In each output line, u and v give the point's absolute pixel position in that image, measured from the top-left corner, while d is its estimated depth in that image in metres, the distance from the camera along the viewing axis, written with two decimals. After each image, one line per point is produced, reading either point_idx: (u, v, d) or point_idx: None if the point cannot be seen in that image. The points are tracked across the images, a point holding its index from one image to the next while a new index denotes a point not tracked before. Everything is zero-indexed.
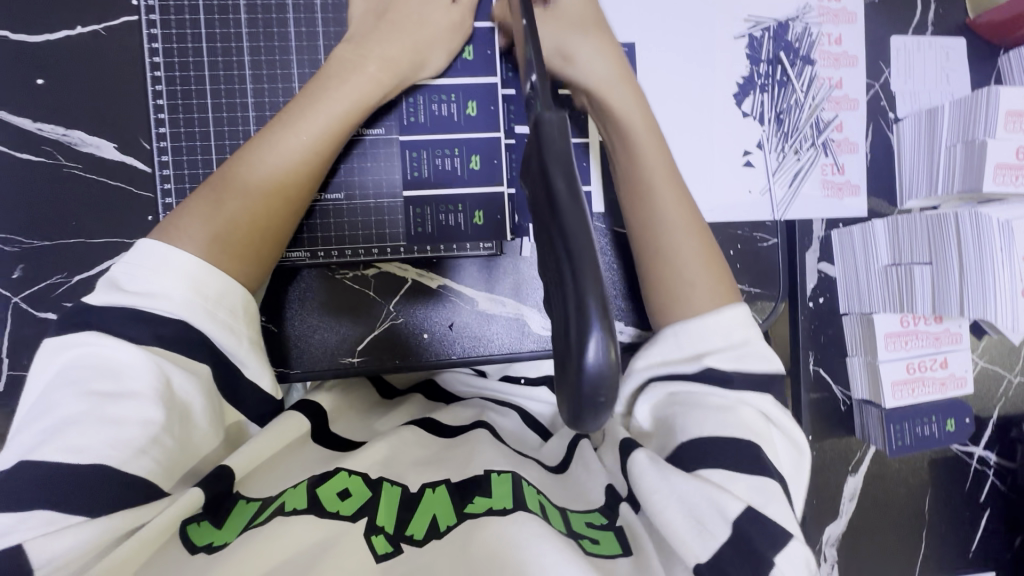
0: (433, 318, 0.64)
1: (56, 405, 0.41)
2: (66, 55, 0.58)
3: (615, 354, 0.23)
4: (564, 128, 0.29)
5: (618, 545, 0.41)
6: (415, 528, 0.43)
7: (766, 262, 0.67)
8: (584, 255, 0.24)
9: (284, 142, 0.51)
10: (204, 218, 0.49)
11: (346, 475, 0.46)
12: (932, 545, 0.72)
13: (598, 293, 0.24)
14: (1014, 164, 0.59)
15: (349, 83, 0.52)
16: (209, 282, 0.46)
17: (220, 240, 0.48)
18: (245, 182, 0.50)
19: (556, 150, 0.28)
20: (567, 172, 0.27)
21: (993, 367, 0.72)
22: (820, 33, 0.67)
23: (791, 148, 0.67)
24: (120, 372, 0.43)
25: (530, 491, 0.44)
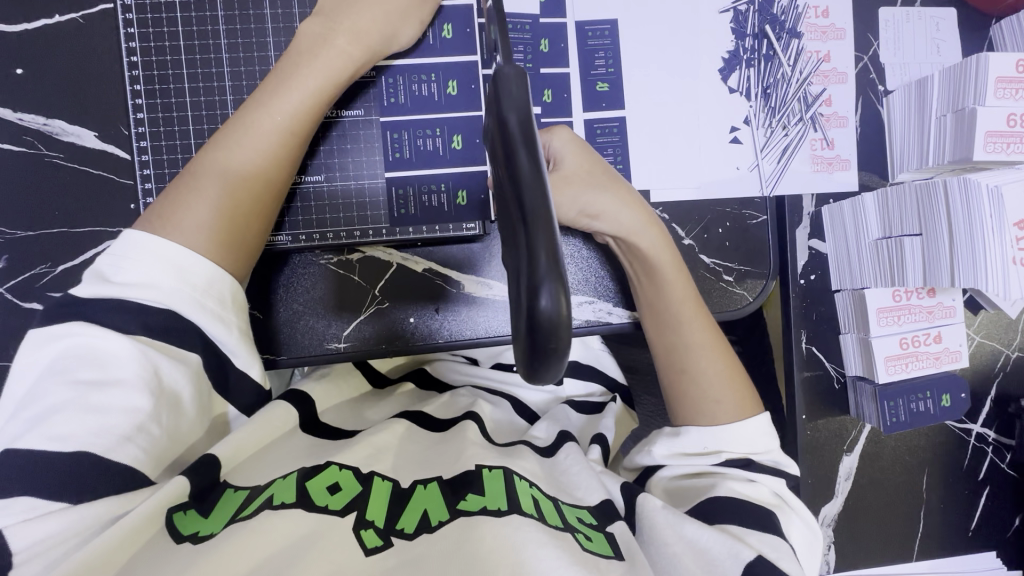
0: (420, 302, 0.64)
1: (36, 394, 0.41)
2: (44, 44, 0.58)
3: (567, 302, 0.23)
4: (522, 81, 0.29)
5: (609, 547, 0.44)
6: (404, 522, 0.42)
7: (755, 239, 0.66)
8: (536, 201, 0.24)
9: (264, 125, 0.50)
10: (190, 206, 0.48)
11: (337, 469, 0.45)
12: (931, 524, 0.71)
13: (550, 242, 0.23)
14: (1005, 132, 0.57)
15: (320, 56, 0.52)
16: (197, 270, 0.46)
17: (207, 225, 0.47)
18: (229, 165, 0.49)
19: (516, 103, 0.27)
20: (525, 121, 0.27)
21: (991, 343, 0.71)
22: (807, 5, 0.66)
23: (779, 124, 0.66)
24: (108, 361, 0.42)
25: (524, 487, 0.46)
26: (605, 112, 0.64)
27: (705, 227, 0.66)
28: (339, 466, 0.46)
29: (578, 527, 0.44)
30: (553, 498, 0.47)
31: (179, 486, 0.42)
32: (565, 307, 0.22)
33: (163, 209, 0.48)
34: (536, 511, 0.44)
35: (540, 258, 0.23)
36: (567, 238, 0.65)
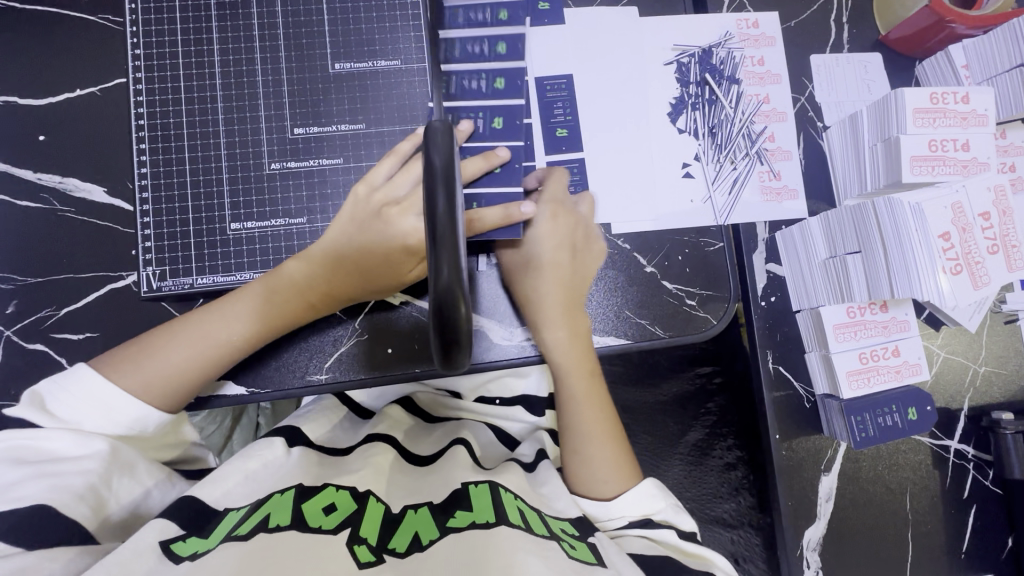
0: (398, 334, 0.67)
1: (65, 436, 0.51)
2: (65, 114, 0.66)
3: (466, 309, 0.30)
4: (449, 134, 0.33)
5: (593, 554, 0.49)
6: (395, 543, 0.49)
7: (713, 265, 0.70)
8: (444, 237, 0.30)
9: (184, 343, 0.58)
10: (184, 330, 0.58)
11: (334, 490, 0.52)
12: (919, 546, 0.70)
13: (453, 262, 0.29)
14: (929, 156, 0.62)
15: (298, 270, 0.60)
16: (79, 383, 0.54)
17: (170, 383, 0.57)
18: (193, 341, 0.57)
19: (445, 154, 0.32)
20: (447, 163, 0.32)
21: (958, 358, 0.72)
22: (743, 56, 0.74)
23: (727, 158, 0.72)
24: (121, 416, 0.55)
25: (509, 498, 0.53)
26: (565, 154, 0.70)
27: (664, 256, 0.70)
28: (336, 487, 0.53)
29: (564, 537, 0.51)
30: (539, 512, 0.53)
31: (163, 524, 0.46)
32: (463, 310, 0.29)
33: (132, 350, 0.57)
34: (523, 522, 0.50)
35: (444, 272, 0.29)
36: None
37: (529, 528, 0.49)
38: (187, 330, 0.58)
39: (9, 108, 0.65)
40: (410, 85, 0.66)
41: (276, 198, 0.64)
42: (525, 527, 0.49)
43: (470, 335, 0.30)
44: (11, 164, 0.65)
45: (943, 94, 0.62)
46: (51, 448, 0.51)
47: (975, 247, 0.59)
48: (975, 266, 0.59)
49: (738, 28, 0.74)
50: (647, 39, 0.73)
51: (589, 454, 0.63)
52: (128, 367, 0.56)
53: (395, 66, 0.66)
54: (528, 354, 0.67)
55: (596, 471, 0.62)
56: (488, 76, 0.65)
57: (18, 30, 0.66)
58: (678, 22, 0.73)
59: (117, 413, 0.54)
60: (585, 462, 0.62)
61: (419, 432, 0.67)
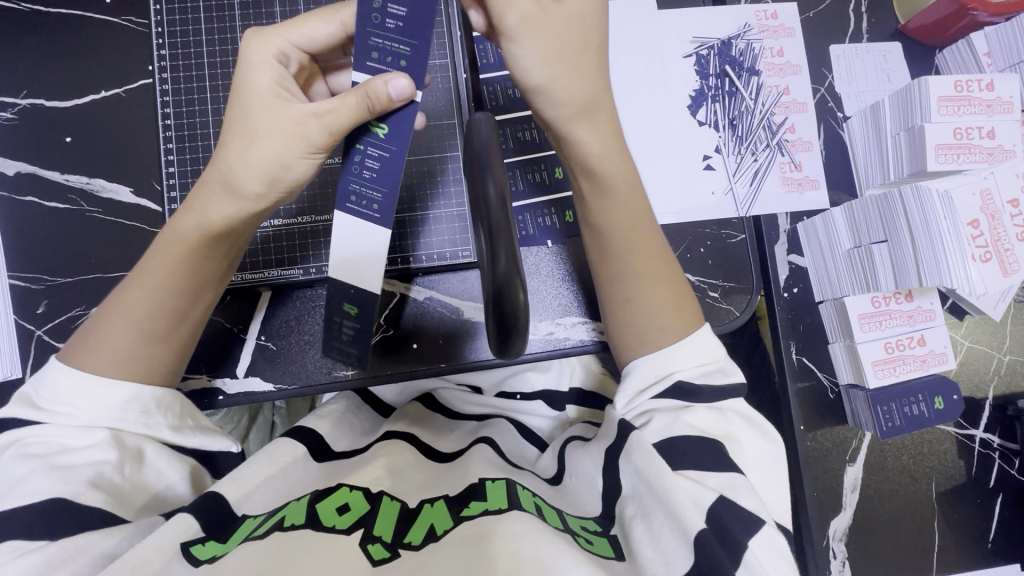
0: (424, 328, 0.67)
1: (67, 427, 0.47)
2: (91, 116, 0.66)
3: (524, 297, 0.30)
4: (493, 126, 0.34)
5: (612, 548, 0.46)
6: (411, 537, 0.48)
7: (736, 257, 0.69)
8: (501, 231, 0.30)
9: (138, 311, 0.52)
10: (135, 300, 0.52)
11: (347, 491, 0.51)
12: (946, 535, 0.70)
13: (509, 249, 0.30)
14: (954, 144, 0.62)
15: (201, 214, 0.51)
16: (64, 383, 0.49)
17: (144, 351, 0.51)
18: (152, 301, 0.52)
19: (489, 145, 0.33)
20: (493, 155, 0.33)
21: (981, 347, 0.72)
22: (763, 47, 0.73)
23: (748, 150, 0.72)
24: (112, 400, 0.49)
25: (526, 494, 0.52)
26: None
27: (687, 248, 0.70)
28: (349, 488, 0.51)
29: (580, 532, 0.48)
30: (557, 509, 0.51)
31: (186, 521, 0.44)
32: (522, 297, 0.30)
33: (90, 336, 0.51)
34: (537, 512, 0.49)
35: (502, 261, 0.30)
36: (558, 266, 0.69)
37: (544, 518, 0.48)
38: (132, 298, 0.52)
39: (36, 110, 0.66)
40: (432, 84, 0.67)
41: (301, 197, 0.65)
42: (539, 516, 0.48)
43: (528, 320, 0.31)
44: (39, 165, 0.66)
45: (968, 82, 0.62)
46: (55, 441, 0.47)
47: (1005, 235, 0.58)
48: (1005, 253, 0.59)
49: (757, 20, 0.74)
50: (666, 32, 0.73)
51: (639, 305, 0.57)
52: (85, 351, 0.50)
53: None
54: (552, 347, 0.67)
55: (652, 323, 0.56)
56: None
57: (42, 32, 0.67)
58: (698, 14, 0.73)
59: (109, 399, 0.48)
60: (641, 318, 0.57)
61: (440, 433, 0.66)
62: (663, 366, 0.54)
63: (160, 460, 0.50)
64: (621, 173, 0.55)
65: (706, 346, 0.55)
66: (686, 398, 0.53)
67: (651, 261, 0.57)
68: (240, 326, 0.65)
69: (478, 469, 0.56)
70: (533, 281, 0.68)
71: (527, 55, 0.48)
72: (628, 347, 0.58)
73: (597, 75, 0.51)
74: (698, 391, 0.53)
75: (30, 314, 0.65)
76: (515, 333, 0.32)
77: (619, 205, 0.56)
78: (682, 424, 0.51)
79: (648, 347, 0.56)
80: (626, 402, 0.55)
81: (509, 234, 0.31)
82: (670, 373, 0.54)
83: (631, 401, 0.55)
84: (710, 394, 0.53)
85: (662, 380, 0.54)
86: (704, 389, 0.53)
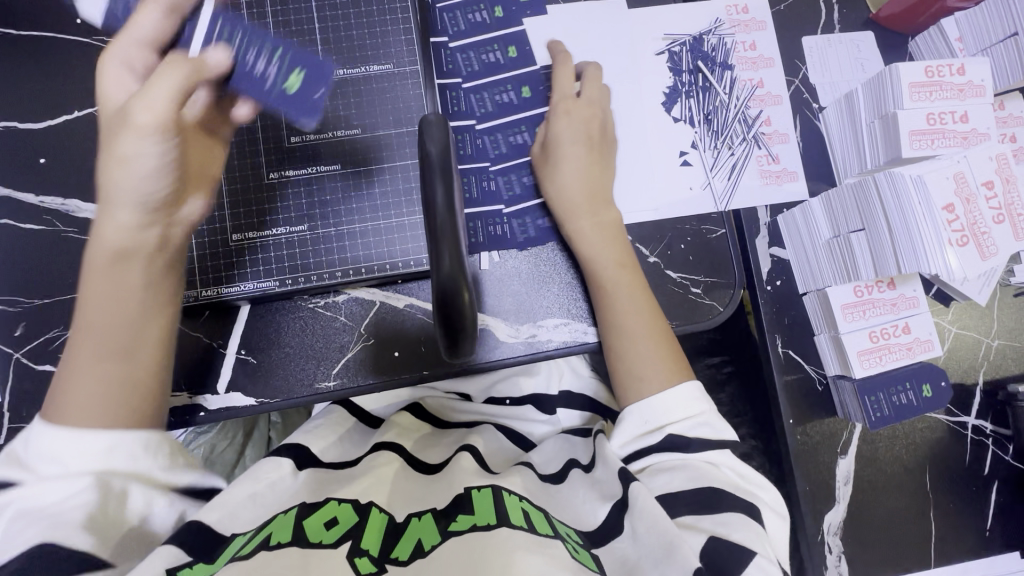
0: (403, 335, 0.67)
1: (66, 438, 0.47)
2: (64, 138, 0.66)
3: (471, 298, 0.30)
4: (444, 126, 0.34)
5: (595, 561, 0.47)
6: (399, 551, 0.48)
7: (717, 252, 0.69)
8: (445, 227, 0.30)
9: (93, 373, 0.50)
10: (80, 369, 0.50)
11: (335, 504, 0.51)
12: (943, 526, 0.69)
13: (453, 251, 0.30)
14: (928, 129, 0.62)
15: (117, 225, 0.53)
16: (65, 452, 0.46)
17: (107, 383, 0.50)
18: (115, 347, 0.51)
19: (440, 144, 0.33)
20: (444, 154, 0.33)
21: (970, 332, 0.71)
22: (734, 41, 0.73)
23: (724, 144, 0.71)
24: (92, 449, 0.47)
25: (513, 499, 0.51)
26: None
27: (667, 244, 0.69)
28: (338, 501, 0.51)
29: (568, 538, 0.48)
30: (544, 512, 0.51)
31: (171, 552, 0.43)
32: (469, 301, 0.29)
33: (53, 419, 0.49)
34: (527, 522, 0.48)
35: (447, 262, 0.30)
36: (538, 268, 0.68)
37: (534, 526, 0.48)
38: (71, 367, 0.51)
39: (10, 133, 0.66)
40: (404, 89, 0.67)
41: (275, 208, 0.64)
42: (529, 527, 0.47)
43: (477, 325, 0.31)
44: (14, 188, 0.66)
45: (937, 67, 0.63)
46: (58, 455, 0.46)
47: (981, 218, 0.58)
48: (982, 237, 0.58)
49: (728, 14, 0.74)
50: (638, 30, 0.73)
51: (628, 354, 0.60)
52: (61, 414, 0.48)
53: (388, 70, 0.67)
54: (535, 349, 0.67)
55: (642, 377, 0.59)
56: (500, 86, 0.69)
57: (14, 54, 0.67)
58: (669, 11, 0.73)
59: (92, 449, 0.47)
60: (629, 366, 0.60)
61: (427, 443, 0.66)
62: (654, 419, 0.57)
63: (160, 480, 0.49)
64: (615, 249, 0.64)
65: (694, 399, 0.58)
66: (678, 449, 0.55)
67: (638, 302, 0.62)
68: (221, 343, 0.65)
69: (465, 479, 0.56)
70: (513, 284, 0.68)
71: (559, 179, 0.65)
72: (625, 391, 0.60)
73: (597, 176, 0.66)
74: (689, 443, 0.55)
75: (8, 337, 0.64)
76: (463, 337, 0.31)
77: (602, 243, 0.63)
78: (680, 477, 0.53)
79: (648, 390, 0.59)
80: (618, 442, 0.58)
81: (455, 232, 0.31)
82: (662, 426, 0.57)
83: (624, 448, 0.57)
84: (699, 446, 0.55)
85: (654, 433, 0.57)
86: (693, 441, 0.55)
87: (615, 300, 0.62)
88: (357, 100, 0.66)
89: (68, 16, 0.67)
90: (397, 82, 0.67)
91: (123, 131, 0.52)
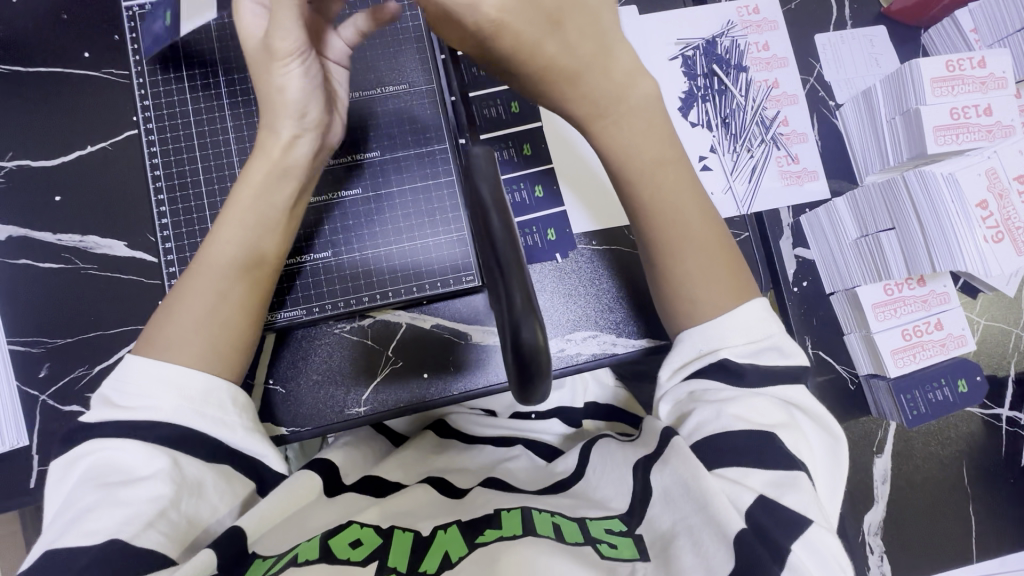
0: (431, 355, 0.66)
1: (134, 454, 0.47)
2: (78, 175, 0.66)
3: (544, 335, 0.29)
4: (491, 159, 0.34)
5: (634, 548, 0.43)
6: (427, 564, 0.45)
7: (742, 256, 0.67)
8: (511, 267, 0.30)
9: (211, 262, 0.54)
10: (193, 289, 0.54)
11: (358, 527, 0.49)
12: (983, 519, 0.69)
13: (523, 286, 0.29)
14: (951, 124, 0.62)
15: (275, 166, 0.56)
16: (192, 383, 0.50)
17: (220, 337, 0.53)
18: (222, 273, 0.54)
19: (491, 180, 0.32)
20: (496, 191, 0.32)
21: (998, 324, 0.71)
22: (747, 42, 0.73)
23: (744, 147, 0.71)
24: (191, 390, 0.50)
25: (542, 515, 0.48)
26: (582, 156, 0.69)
27: None
28: (360, 524, 0.50)
29: (601, 538, 0.45)
30: (577, 518, 0.48)
31: (205, 561, 0.43)
32: (542, 337, 0.29)
33: (159, 320, 0.53)
34: (554, 533, 0.46)
35: (517, 301, 0.29)
36: (564, 281, 0.67)
37: (563, 537, 0.45)
38: (190, 274, 0.55)
39: (22, 172, 0.65)
40: (419, 109, 0.66)
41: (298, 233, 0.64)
42: (556, 536, 0.45)
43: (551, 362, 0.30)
44: (30, 227, 0.65)
45: (959, 61, 0.62)
46: (121, 465, 0.46)
47: (1015, 213, 0.58)
48: (1017, 232, 0.58)
49: (739, 16, 0.73)
50: (651, 35, 0.72)
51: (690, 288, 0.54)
52: (166, 343, 0.51)
53: (402, 90, 0.66)
54: (565, 362, 0.66)
55: (704, 299, 0.53)
56: (503, 102, 0.69)
57: (22, 91, 0.66)
58: (679, 16, 0.73)
59: (193, 386, 0.50)
60: (693, 299, 0.53)
61: (455, 464, 0.64)
62: (708, 342, 0.52)
63: (217, 490, 0.49)
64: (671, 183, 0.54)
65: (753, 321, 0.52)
66: (728, 379, 0.50)
67: (700, 237, 0.54)
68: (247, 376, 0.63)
69: (491, 500, 0.54)
70: (541, 297, 0.67)
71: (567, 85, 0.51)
72: (678, 315, 0.55)
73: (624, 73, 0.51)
74: (743, 371, 0.50)
75: (32, 380, 0.63)
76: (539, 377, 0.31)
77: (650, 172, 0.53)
78: (745, 404, 0.48)
79: (708, 313, 0.53)
80: (666, 372, 0.53)
81: (520, 268, 0.30)
82: (716, 350, 0.51)
83: (674, 376, 0.53)
84: (754, 375, 0.50)
85: (708, 358, 0.51)
86: (748, 369, 0.50)
87: (677, 230, 0.54)
88: (369, 121, 0.65)
89: (76, 51, 0.66)
90: (413, 101, 0.66)
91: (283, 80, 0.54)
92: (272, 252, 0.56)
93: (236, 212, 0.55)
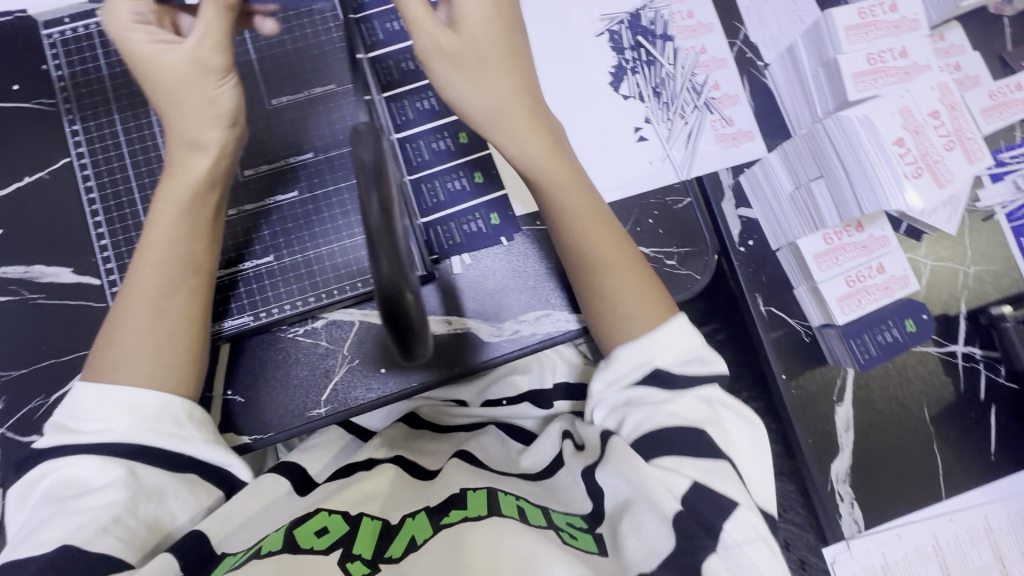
0: (388, 351, 0.65)
1: (89, 467, 0.47)
2: (18, 206, 0.66)
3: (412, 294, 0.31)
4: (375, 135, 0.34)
5: (595, 543, 0.45)
6: (393, 550, 0.47)
7: (685, 221, 0.68)
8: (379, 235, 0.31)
9: (142, 281, 0.54)
10: (131, 308, 0.53)
11: (326, 514, 0.49)
12: (948, 455, 0.70)
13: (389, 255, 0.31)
14: (869, 70, 0.64)
15: (185, 174, 0.55)
16: (145, 403, 0.50)
17: (166, 353, 0.52)
18: (155, 290, 0.53)
19: (371, 150, 0.33)
20: (376, 161, 0.33)
21: (944, 263, 0.71)
22: (671, 12, 0.74)
23: (676, 114, 0.72)
24: (144, 409, 0.49)
25: (508, 498, 0.49)
26: None
27: (635, 221, 0.68)
28: (329, 512, 0.50)
29: (564, 527, 0.47)
30: (542, 507, 0.49)
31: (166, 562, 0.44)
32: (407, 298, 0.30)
33: (102, 339, 0.53)
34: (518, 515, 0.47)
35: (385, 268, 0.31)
36: (511, 262, 0.68)
37: (527, 518, 0.47)
38: (125, 294, 0.54)
39: None
40: (349, 109, 0.67)
41: (240, 242, 0.64)
42: (520, 518, 0.46)
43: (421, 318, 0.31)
44: None
45: (870, 8, 0.65)
46: (76, 479, 0.47)
47: (933, 147, 0.59)
48: (937, 166, 0.59)
49: None
50: (575, 13, 0.73)
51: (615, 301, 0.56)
52: (109, 363, 0.51)
53: (329, 90, 0.68)
54: (520, 344, 0.67)
55: (629, 312, 0.55)
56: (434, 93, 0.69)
57: None
58: None
59: (144, 404, 0.49)
60: (619, 308, 0.56)
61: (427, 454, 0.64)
62: (640, 355, 0.53)
63: (179, 498, 0.50)
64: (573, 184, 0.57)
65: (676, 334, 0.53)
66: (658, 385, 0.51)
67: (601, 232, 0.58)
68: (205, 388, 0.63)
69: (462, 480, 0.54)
70: (489, 283, 0.68)
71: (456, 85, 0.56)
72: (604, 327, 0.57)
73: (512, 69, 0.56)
74: (672, 378, 0.51)
75: None
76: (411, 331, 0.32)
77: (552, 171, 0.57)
78: (676, 400, 0.50)
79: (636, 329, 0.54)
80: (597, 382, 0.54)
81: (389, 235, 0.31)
82: (650, 361, 0.52)
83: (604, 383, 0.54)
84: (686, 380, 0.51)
85: (641, 369, 0.52)
86: (680, 377, 0.51)
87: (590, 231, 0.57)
88: (301, 126, 0.67)
89: (5, 84, 0.67)
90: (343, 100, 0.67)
91: (190, 91, 0.53)
92: (201, 262, 0.56)
93: (158, 226, 0.55)
